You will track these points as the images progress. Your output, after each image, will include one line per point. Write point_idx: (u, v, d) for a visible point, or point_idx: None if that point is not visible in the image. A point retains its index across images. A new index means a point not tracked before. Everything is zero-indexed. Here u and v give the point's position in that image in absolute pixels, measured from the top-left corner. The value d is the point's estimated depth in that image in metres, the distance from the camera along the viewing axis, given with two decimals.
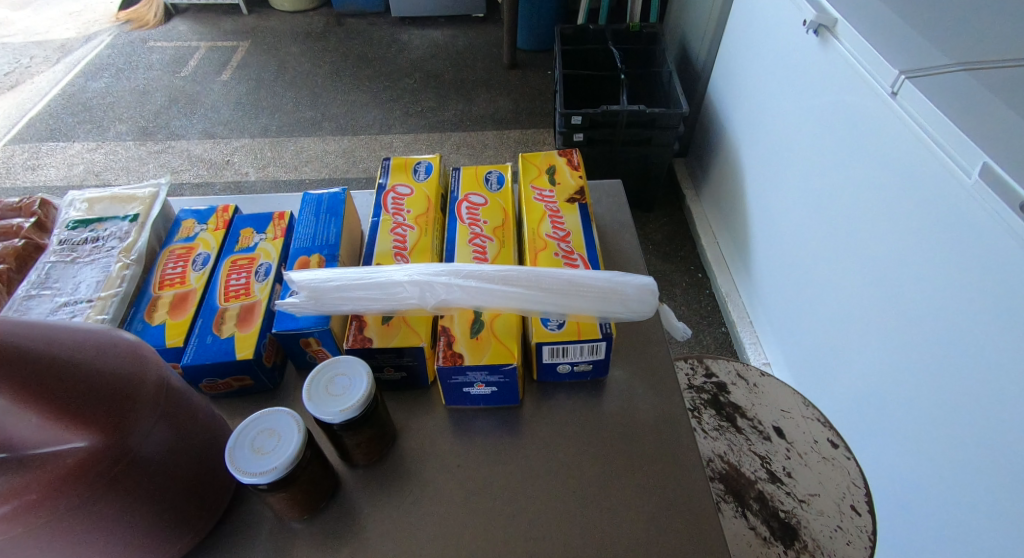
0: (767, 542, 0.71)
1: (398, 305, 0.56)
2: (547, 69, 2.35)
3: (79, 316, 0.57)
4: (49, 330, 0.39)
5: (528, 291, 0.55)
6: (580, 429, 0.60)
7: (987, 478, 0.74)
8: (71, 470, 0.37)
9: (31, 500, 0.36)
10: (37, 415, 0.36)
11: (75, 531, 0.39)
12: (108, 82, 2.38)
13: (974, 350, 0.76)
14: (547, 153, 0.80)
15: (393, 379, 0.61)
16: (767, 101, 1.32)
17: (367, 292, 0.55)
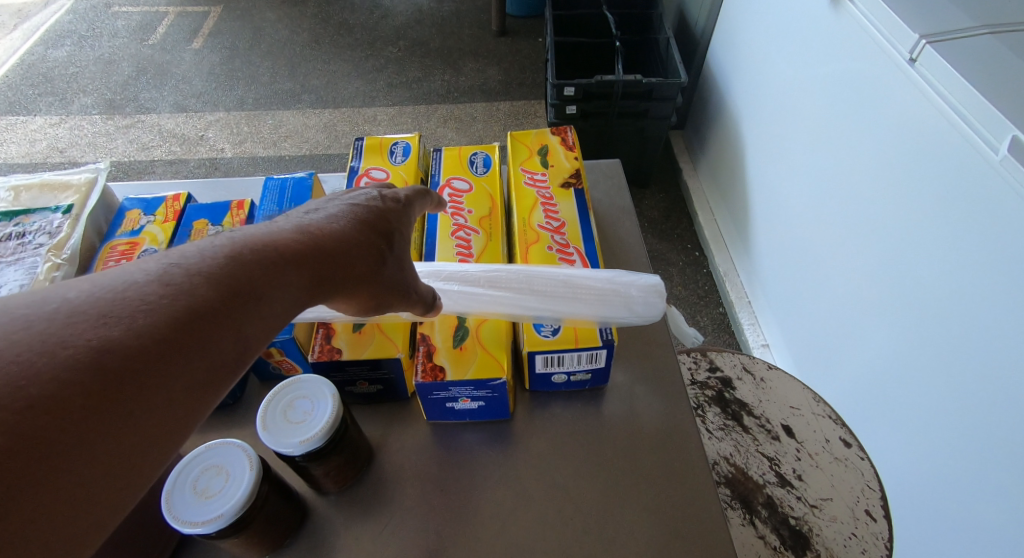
0: (777, 553, 0.67)
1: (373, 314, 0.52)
2: (538, 36, 2.23)
3: None
4: None
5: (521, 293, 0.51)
6: (574, 444, 0.54)
7: (994, 479, 0.69)
8: None
9: None
10: None
11: None
12: (70, 51, 2.23)
13: (987, 343, 0.71)
14: (538, 131, 0.73)
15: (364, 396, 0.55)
16: (770, 69, 1.23)
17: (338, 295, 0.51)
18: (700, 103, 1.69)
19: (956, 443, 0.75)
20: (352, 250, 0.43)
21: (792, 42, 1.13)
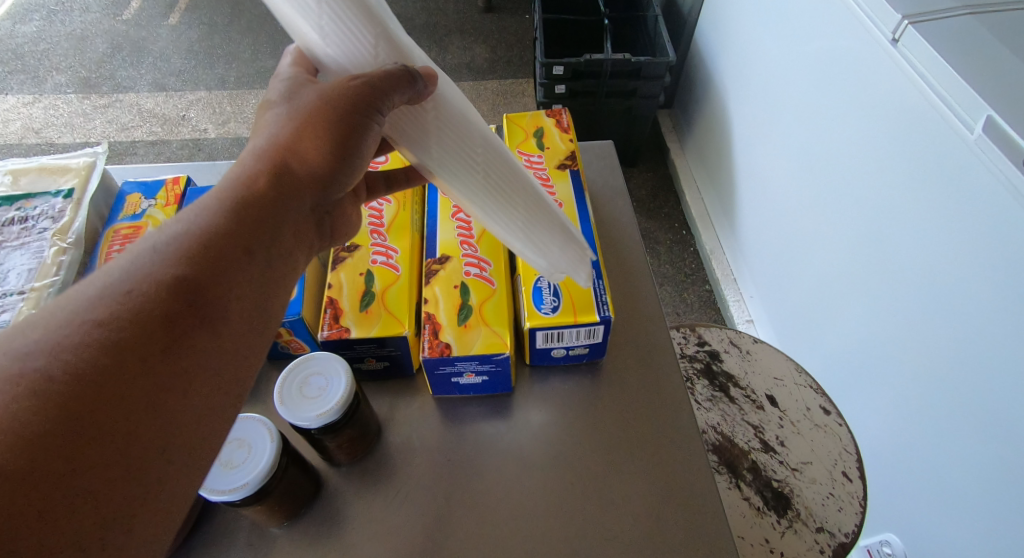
0: (760, 513, 0.71)
1: (436, 135, 0.46)
2: (524, 12, 2.21)
3: (10, 311, 0.51)
4: None
5: (401, 46, 0.42)
6: (574, 414, 0.57)
7: (966, 447, 0.73)
8: None
9: None
10: None
11: None
12: (40, 27, 2.16)
13: (954, 320, 0.74)
14: (534, 113, 0.74)
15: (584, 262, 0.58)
16: (756, 47, 1.25)
17: (486, 192, 0.49)
18: (687, 82, 1.69)
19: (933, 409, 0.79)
20: (281, 149, 0.44)
21: (779, 22, 1.13)
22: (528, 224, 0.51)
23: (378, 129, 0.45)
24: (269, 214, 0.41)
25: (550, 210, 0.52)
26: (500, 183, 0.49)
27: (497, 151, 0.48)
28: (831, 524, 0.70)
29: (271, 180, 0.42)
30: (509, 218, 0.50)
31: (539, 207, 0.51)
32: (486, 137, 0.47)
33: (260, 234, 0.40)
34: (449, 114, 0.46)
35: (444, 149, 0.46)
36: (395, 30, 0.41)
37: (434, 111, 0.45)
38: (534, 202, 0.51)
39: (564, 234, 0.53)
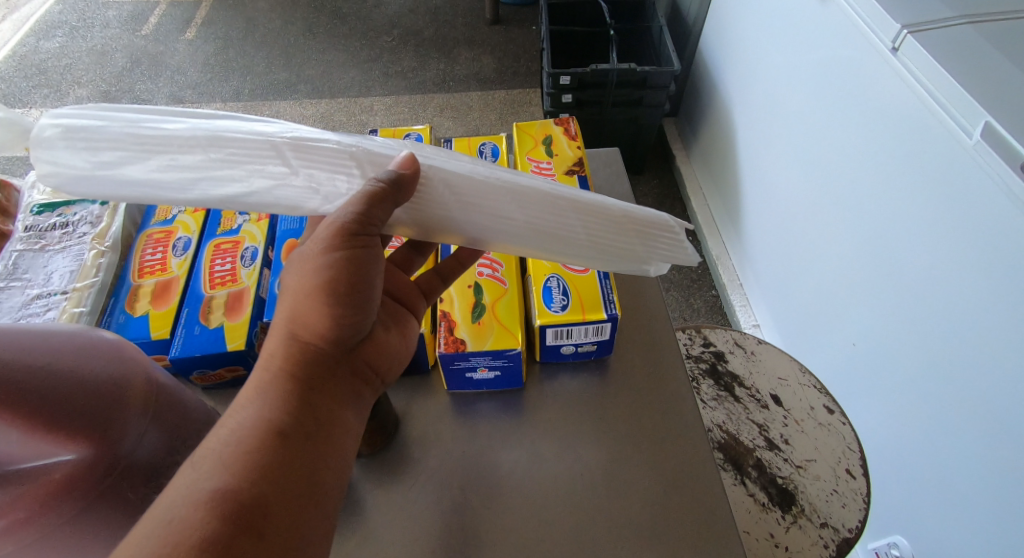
0: (764, 508, 0.74)
1: (473, 208, 0.47)
2: (531, 24, 2.25)
3: (55, 309, 0.56)
4: (36, 334, 0.37)
5: (376, 159, 0.45)
6: (583, 410, 0.59)
7: (961, 449, 0.73)
8: (61, 485, 0.35)
9: (20, 518, 0.33)
10: (18, 428, 0.33)
11: (66, 547, 0.37)
12: (63, 42, 2.23)
13: (948, 325, 0.75)
14: (544, 122, 0.77)
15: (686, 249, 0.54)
16: (761, 56, 1.26)
17: (549, 231, 0.48)
18: (693, 91, 1.72)
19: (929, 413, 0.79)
20: (285, 327, 0.44)
21: (782, 32, 1.15)
22: (603, 237, 0.50)
23: (373, 257, 0.45)
24: (297, 387, 0.42)
25: (622, 210, 0.50)
26: (559, 216, 0.48)
27: (540, 190, 0.47)
28: (834, 520, 0.72)
29: (288, 357, 0.43)
30: (583, 243, 0.50)
31: (609, 212, 0.49)
32: (519, 184, 0.46)
33: (293, 408, 0.40)
34: (470, 185, 0.46)
35: (487, 207, 0.47)
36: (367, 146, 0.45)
37: (453, 183, 0.46)
38: (605, 214, 0.49)
39: (646, 226, 0.51)
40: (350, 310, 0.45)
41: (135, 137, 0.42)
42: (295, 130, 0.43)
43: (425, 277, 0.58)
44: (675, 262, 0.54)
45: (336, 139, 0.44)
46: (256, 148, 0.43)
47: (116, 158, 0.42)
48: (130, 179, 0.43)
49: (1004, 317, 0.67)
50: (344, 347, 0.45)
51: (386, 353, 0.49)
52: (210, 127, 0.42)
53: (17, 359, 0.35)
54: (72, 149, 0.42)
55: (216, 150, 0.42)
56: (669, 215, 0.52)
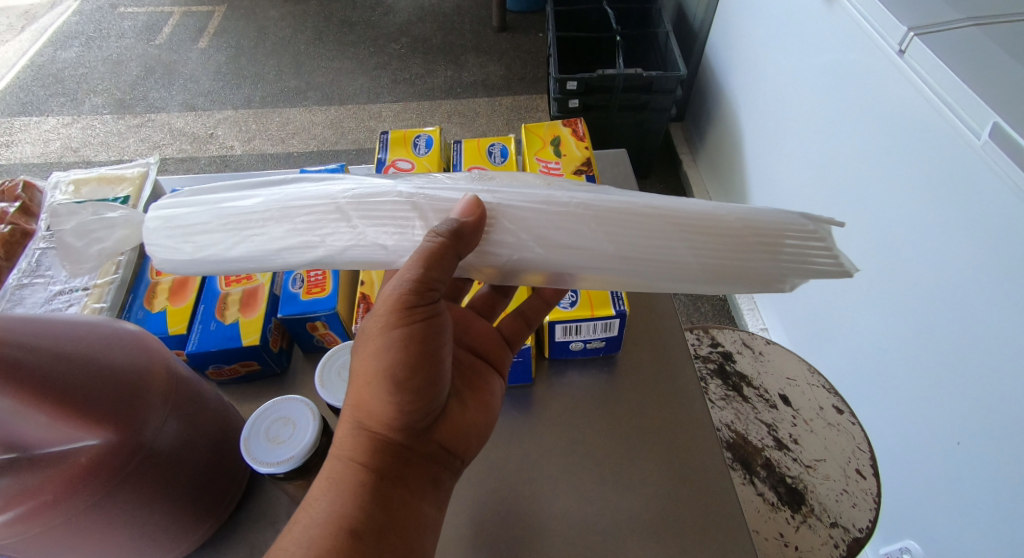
0: (775, 508, 0.74)
1: (557, 239, 0.48)
2: (538, 31, 2.28)
3: (75, 304, 0.59)
4: (63, 327, 0.40)
5: (437, 204, 0.49)
6: (593, 405, 0.62)
7: (961, 446, 0.74)
8: (85, 469, 0.38)
9: (46, 500, 0.37)
10: (45, 415, 0.37)
11: (90, 529, 0.39)
12: (79, 52, 2.28)
13: (946, 324, 0.75)
14: (551, 123, 0.78)
15: (832, 256, 0.51)
16: (767, 62, 1.27)
17: (652, 252, 0.49)
18: (699, 96, 1.73)
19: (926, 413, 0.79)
20: (358, 415, 0.48)
21: (787, 38, 1.16)
22: (716, 253, 0.49)
23: (435, 333, 0.47)
24: (370, 479, 0.45)
25: (737, 218, 0.49)
26: (659, 234, 0.49)
27: (632, 207, 0.49)
28: (844, 520, 0.72)
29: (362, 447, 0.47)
30: (692, 262, 0.49)
31: (722, 222, 0.49)
32: (602, 206, 0.48)
33: (364, 505, 0.44)
34: (553, 219, 0.48)
35: (570, 236, 0.48)
36: (423, 194, 0.49)
37: (531, 217, 0.49)
38: (718, 227, 0.49)
39: (771, 234, 0.49)
40: (416, 396, 0.47)
41: (220, 218, 0.50)
42: (353, 190, 0.49)
43: (509, 322, 0.60)
44: (823, 274, 0.50)
45: (392, 190, 0.50)
46: (319, 209, 0.49)
47: (208, 238, 0.50)
48: (222, 255, 0.50)
49: (1002, 317, 0.68)
50: (415, 431, 0.48)
51: (460, 427, 0.52)
52: (279, 197, 0.50)
53: (48, 348, 0.38)
54: (174, 235, 0.51)
55: (285, 219, 0.49)
56: (796, 213, 0.51)
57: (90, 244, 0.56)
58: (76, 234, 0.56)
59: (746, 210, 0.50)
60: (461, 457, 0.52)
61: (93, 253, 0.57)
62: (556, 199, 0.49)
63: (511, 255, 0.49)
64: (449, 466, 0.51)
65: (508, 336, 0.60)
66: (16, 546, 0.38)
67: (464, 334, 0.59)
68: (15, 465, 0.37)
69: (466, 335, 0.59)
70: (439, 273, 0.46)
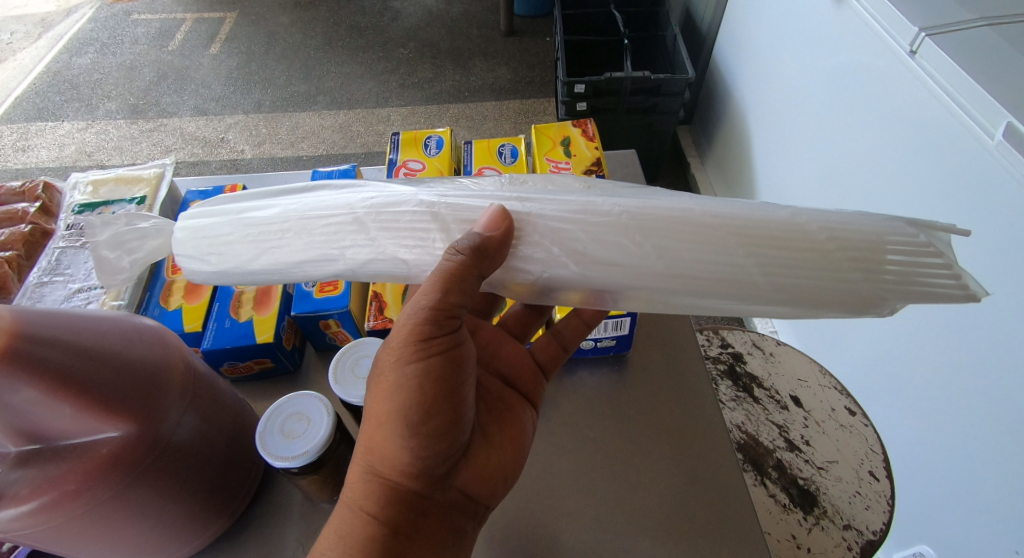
0: (786, 509, 0.73)
1: (595, 251, 0.45)
2: (546, 35, 2.29)
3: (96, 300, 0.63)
4: (86, 321, 0.40)
5: (460, 214, 0.47)
6: (605, 404, 0.62)
7: (966, 448, 0.73)
8: (107, 459, 0.39)
9: (69, 490, 0.38)
10: (69, 406, 0.37)
11: (110, 519, 0.40)
12: (94, 58, 2.31)
13: (952, 326, 0.74)
14: (561, 124, 0.79)
15: (954, 273, 0.45)
16: (775, 64, 1.27)
17: (714, 267, 0.45)
18: (707, 99, 1.73)
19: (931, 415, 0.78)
20: (371, 460, 0.47)
21: (796, 40, 1.16)
22: (794, 269, 0.45)
23: (452, 372, 0.46)
24: (381, 533, 0.44)
25: (822, 229, 0.45)
26: (724, 248, 0.45)
27: (691, 216, 0.46)
28: (857, 522, 0.71)
29: (376, 497, 0.46)
30: (764, 279, 0.45)
31: (804, 233, 0.45)
32: (647, 218, 0.45)
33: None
34: (587, 233, 0.46)
35: (609, 252, 0.45)
36: (443, 206, 0.47)
37: (567, 230, 0.46)
38: (801, 241, 0.45)
39: (866, 248, 0.45)
40: (432, 438, 0.46)
41: (242, 229, 0.49)
42: (372, 198, 0.48)
43: (543, 345, 0.61)
44: (942, 294, 0.45)
45: (412, 198, 0.48)
46: (340, 218, 0.47)
47: (231, 250, 0.49)
48: (244, 269, 0.49)
49: (1006, 318, 0.67)
50: (431, 478, 0.47)
51: (481, 468, 0.50)
52: (301, 206, 0.48)
53: (72, 342, 0.38)
54: (198, 247, 0.49)
55: (307, 229, 0.48)
56: (899, 221, 0.46)
57: (123, 254, 0.51)
58: (109, 246, 0.50)
59: (836, 220, 0.45)
60: (482, 501, 0.50)
61: (126, 265, 0.51)
62: (595, 206, 0.47)
63: (542, 271, 0.46)
64: (470, 512, 0.49)
65: (543, 363, 0.61)
66: (39, 535, 0.39)
67: (496, 359, 0.59)
68: (39, 456, 0.38)
69: (495, 360, 0.59)
70: (457, 299, 0.45)
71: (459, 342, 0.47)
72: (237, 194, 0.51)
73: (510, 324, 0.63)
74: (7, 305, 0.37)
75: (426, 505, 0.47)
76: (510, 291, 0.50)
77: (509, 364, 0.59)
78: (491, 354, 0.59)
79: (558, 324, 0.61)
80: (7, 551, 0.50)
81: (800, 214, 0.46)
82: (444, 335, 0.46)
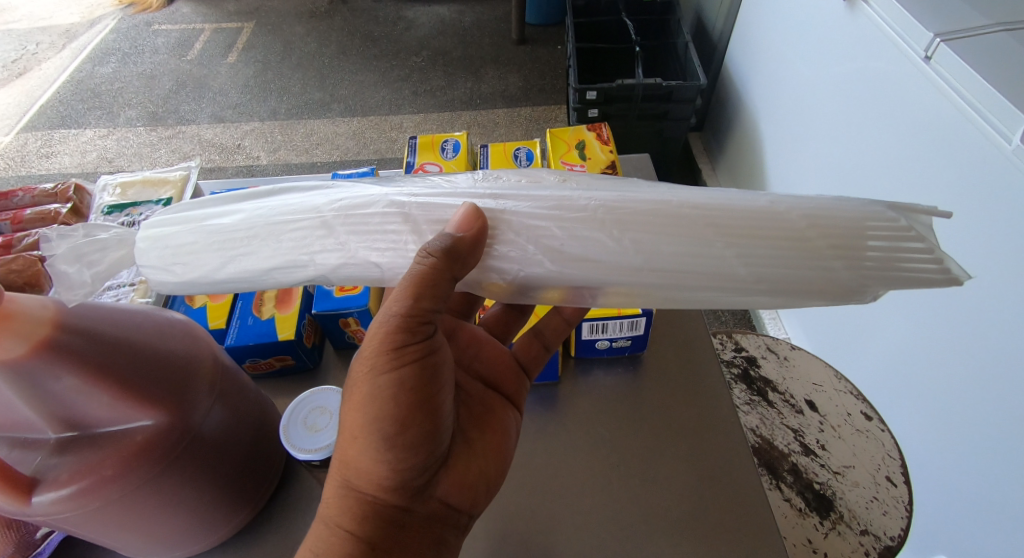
0: (802, 514, 0.73)
1: (587, 260, 0.45)
2: (557, 43, 2.31)
3: (124, 298, 0.64)
4: (121, 313, 0.42)
5: (431, 213, 0.46)
6: (619, 403, 0.63)
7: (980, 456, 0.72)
8: (141, 447, 0.40)
9: (106, 476, 0.39)
10: (107, 394, 0.39)
11: (141, 505, 0.41)
12: (115, 67, 2.36)
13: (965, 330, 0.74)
14: (576, 128, 0.81)
15: (935, 258, 0.45)
16: (788, 71, 1.27)
17: (695, 260, 0.44)
18: (718, 105, 1.74)
19: (945, 421, 0.78)
20: (347, 474, 0.46)
21: (808, 45, 1.17)
22: (773, 259, 0.44)
23: (427, 379, 0.46)
24: (360, 551, 0.43)
25: (801, 215, 0.45)
26: (702, 239, 0.44)
27: (668, 207, 0.45)
28: (875, 527, 0.71)
29: (353, 513, 0.45)
30: (744, 270, 0.44)
31: (784, 220, 0.45)
32: (624, 212, 0.44)
33: None
34: (569, 232, 0.45)
35: (586, 249, 0.44)
36: (414, 205, 0.46)
37: (542, 227, 0.45)
38: (781, 229, 0.44)
39: (846, 234, 0.45)
40: (408, 449, 0.45)
41: (206, 236, 0.47)
42: (340, 200, 0.46)
43: (525, 345, 0.61)
44: (924, 279, 0.45)
45: (381, 200, 0.46)
46: (307, 223, 0.46)
47: (196, 259, 0.47)
48: (213, 277, 0.47)
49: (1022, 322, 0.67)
50: (411, 490, 0.46)
51: (461, 477, 0.50)
52: (266, 210, 0.46)
53: (108, 333, 0.40)
54: (162, 258, 0.47)
55: (274, 234, 0.46)
56: (879, 204, 0.46)
57: (83, 268, 0.45)
58: (66, 259, 0.45)
59: (815, 206, 0.45)
60: (465, 510, 0.50)
61: (88, 279, 0.45)
62: (571, 201, 0.46)
63: (518, 270, 0.46)
64: (454, 523, 0.49)
65: (525, 362, 0.61)
66: (76, 519, 0.40)
67: (476, 362, 0.59)
68: (77, 443, 0.39)
69: (475, 362, 0.59)
70: (428, 305, 0.45)
71: (433, 349, 0.47)
72: (201, 200, 0.49)
73: (491, 324, 0.63)
74: (51, 297, 0.39)
75: (406, 519, 0.46)
76: (486, 292, 0.49)
77: (490, 366, 0.59)
78: (471, 357, 0.59)
79: (539, 324, 0.61)
80: (40, 539, 0.51)
81: (778, 201, 0.45)
82: (416, 343, 0.46)
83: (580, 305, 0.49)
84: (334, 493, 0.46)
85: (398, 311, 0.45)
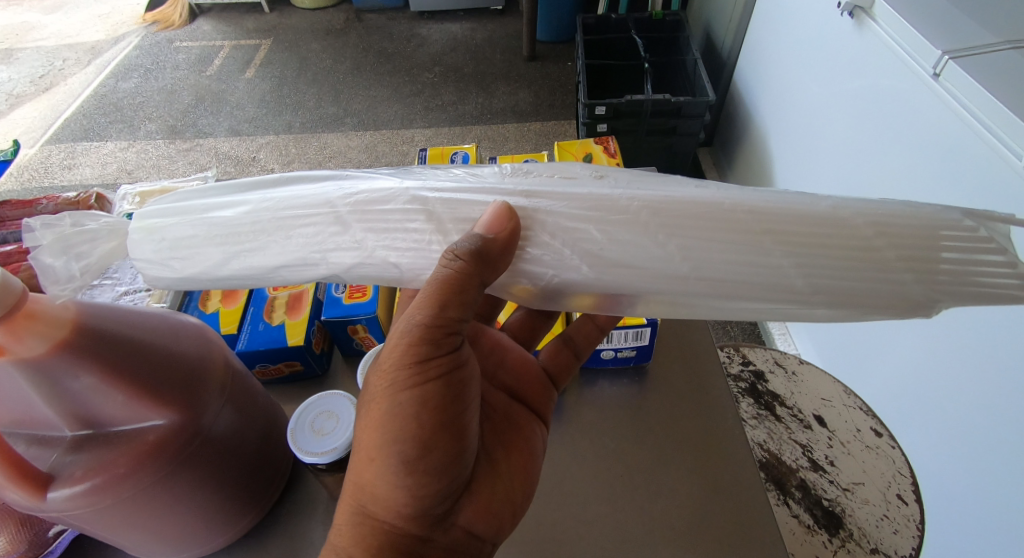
0: (811, 531, 0.72)
1: (611, 267, 0.45)
2: (567, 59, 2.34)
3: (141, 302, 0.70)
4: (136, 315, 0.43)
5: (455, 212, 0.47)
6: (626, 414, 0.63)
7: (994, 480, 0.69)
8: (154, 446, 0.41)
9: (119, 474, 0.40)
10: (122, 394, 0.40)
11: (153, 504, 0.42)
12: (137, 82, 2.43)
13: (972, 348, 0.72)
14: (584, 141, 0.82)
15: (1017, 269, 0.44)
16: (798, 87, 1.28)
17: (749, 268, 0.44)
18: (727, 120, 1.75)
19: (955, 442, 0.76)
20: (361, 500, 0.47)
21: (817, 62, 1.17)
22: (833, 270, 0.44)
23: (453, 394, 0.46)
24: None
25: (867, 222, 0.44)
26: (760, 249, 0.44)
27: (720, 209, 0.45)
28: (885, 546, 0.70)
29: (369, 541, 0.45)
30: (801, 280, 0.44)
31: (848, 226, 0.44)
32: (672, 214, 0.45)
33: None
34: (596, 241, 0.45)
35: (610, 259, 0.45)
36: (433, 202, 0.47)
37: (580, 229, 0.45)
38: (846, 233, 0.44)
39: (919, 242, 0.44)
40: (429, 474, 0.46)
41: (206, 230, 0.48)
42: (356, 195, 0.47)
43: (563, 362, 0.62)
44: (1006, 294, 0.44)
45: (403, 193, 0.47)
46: (320, 218, 0.47)
47: (195, 254, 0.48)
48: (214, 272, 0.49)
49: None
50: (430, 519, 0.47)
51: (485, 502, 0.50)
52: (271, 204, 0.47)
53: (124, 334, 0.41)
54: (159, 251, 0.48)
55: (284, 229, 0.47)
56: (954, 212, 0.45)
57: (70, 260, 0.46)
58: (53, 251, 0.46)
59: (884, 213, 0.45)
60: (488, 539, 0.50)
61: (76, 272, 0.46)
62: (612, 199, 0.46)
63: (553, 275, 0.46)
64: (476, 551, 0.49)
65: (553, 373, 0.62)
66: (89, 516, 0.41)
67: (500, 370, 0.60)
68: (92, 441, 0.41)
69: (500, 371, 0.60)
70: (454, 313, 0.46)
71: (458, 362, 0.47)
72: (198, 190, 0.50)
73: (514, 330, 0.65)
74: (70, 298, 0.41)
75: (425, 547, 0.46)
76: (513, 296, 0.50)
77: (516, 375, 0.60)
78: (495, 363, 0.60)
79: (570, 332, 0.62)
80: (52, 537, 0.52)
81: (844, 207, 0.45)
82: (440, 357, 0.46)
83: (618, 312, 0.49)
84: (354, 521, 0.46)
85: (421, 321, 0.45)
